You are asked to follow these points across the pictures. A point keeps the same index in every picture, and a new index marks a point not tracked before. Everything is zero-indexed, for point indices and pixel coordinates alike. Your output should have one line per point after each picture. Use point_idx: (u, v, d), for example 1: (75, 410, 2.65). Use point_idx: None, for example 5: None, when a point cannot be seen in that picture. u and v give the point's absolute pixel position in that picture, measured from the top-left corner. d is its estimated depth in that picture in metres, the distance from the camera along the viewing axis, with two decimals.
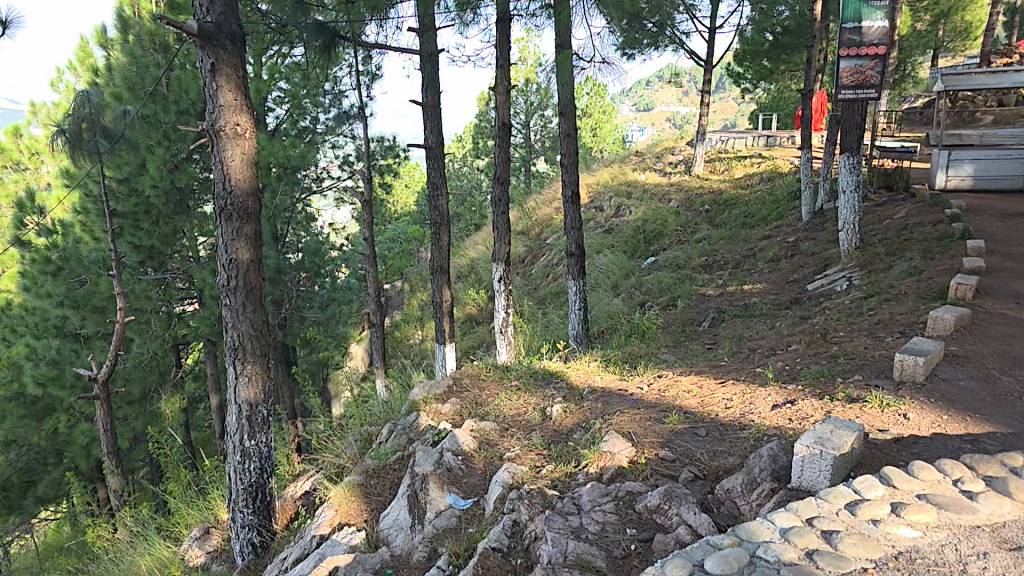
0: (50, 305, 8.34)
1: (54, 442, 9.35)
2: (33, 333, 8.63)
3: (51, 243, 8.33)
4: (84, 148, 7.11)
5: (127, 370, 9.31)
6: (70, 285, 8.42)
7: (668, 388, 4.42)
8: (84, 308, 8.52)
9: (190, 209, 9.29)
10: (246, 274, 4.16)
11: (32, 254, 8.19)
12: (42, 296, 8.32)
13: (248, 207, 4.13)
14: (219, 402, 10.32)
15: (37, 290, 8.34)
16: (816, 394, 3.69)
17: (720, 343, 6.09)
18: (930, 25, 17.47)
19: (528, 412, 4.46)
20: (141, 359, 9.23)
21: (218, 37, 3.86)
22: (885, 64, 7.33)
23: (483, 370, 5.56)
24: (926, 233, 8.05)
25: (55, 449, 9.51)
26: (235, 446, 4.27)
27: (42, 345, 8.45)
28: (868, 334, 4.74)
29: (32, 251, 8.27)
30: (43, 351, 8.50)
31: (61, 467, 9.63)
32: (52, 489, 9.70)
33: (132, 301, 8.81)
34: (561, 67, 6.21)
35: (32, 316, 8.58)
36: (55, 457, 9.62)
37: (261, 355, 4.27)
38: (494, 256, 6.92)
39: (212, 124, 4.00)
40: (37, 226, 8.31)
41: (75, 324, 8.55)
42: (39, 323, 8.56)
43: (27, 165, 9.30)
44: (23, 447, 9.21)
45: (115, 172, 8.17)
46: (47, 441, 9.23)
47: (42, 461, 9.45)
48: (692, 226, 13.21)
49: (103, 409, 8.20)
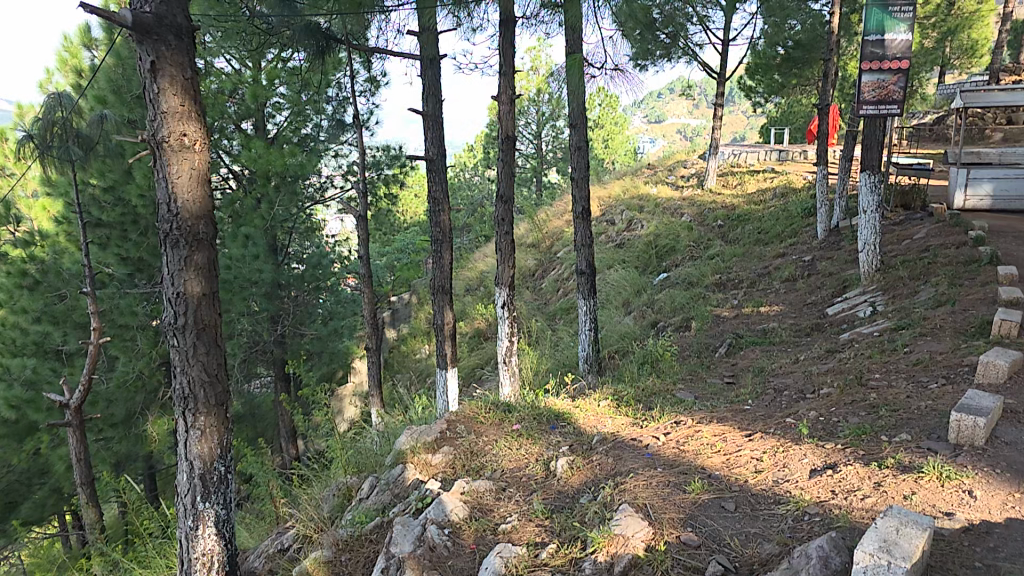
0: (28, 321, 8.17)
1: (36, 463, 8.90)
2: (9, 350, 8.25)
3: (28, 256, 8.18)
4: (57, 156, 6.79)
5: (111, 391, 8.79)
6: (49, 300, 8.28)
7: (687, 441, 3.94)
8: (64, 323, 8.38)
9: None
10: (196, 311, 3.81)
11: (7, 267, 8.04)
12: (18, 313, 8.14)
13: (198, 232, 3.78)
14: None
15: (11, 305, 8.14)
16: (861, 458, 3.20)
17: (740, 378, 5.60)
18: (937, 42, 16.97)
19: (529, 467, 4.04)
20: (127, 378, 8.81)
21: (159, 31, 3.47)
22: (908, 79, 6.90)
23: (483, 409, 5.09)
24: (951, 255, 7.53)
25: (40, 470, 9.07)
26: (187, 508, 3.97)
27: (17, 363, 8.07)
28: (907, 378, 4.23)
29: (7, 263, 8.10)
30: (16, 371, 8.11)
31: (47, 488, 9.01)
32: (36, 514, 8.95)
33: (117, 318, 8.56)
34: (572, 72, 5.72)
35: (9, 331, 8.23)
36: (40, 478, 9.02)
37: (216, 404, 3.94)
38: (496, 280, 6.39)
39: (153, 134, 3.63)
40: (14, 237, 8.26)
41: (56, 340, 8.34)
42: (14, 339, 8.19)
43: (14, 171, 8.56)
44: (4, 468, 8.62)
45: (99, 180, 8.16)
46: (27, 463, 8.75)
47: (27, 482, 8.85)
48: (705, 241, 12.71)
49: (76, 436, 7.80)
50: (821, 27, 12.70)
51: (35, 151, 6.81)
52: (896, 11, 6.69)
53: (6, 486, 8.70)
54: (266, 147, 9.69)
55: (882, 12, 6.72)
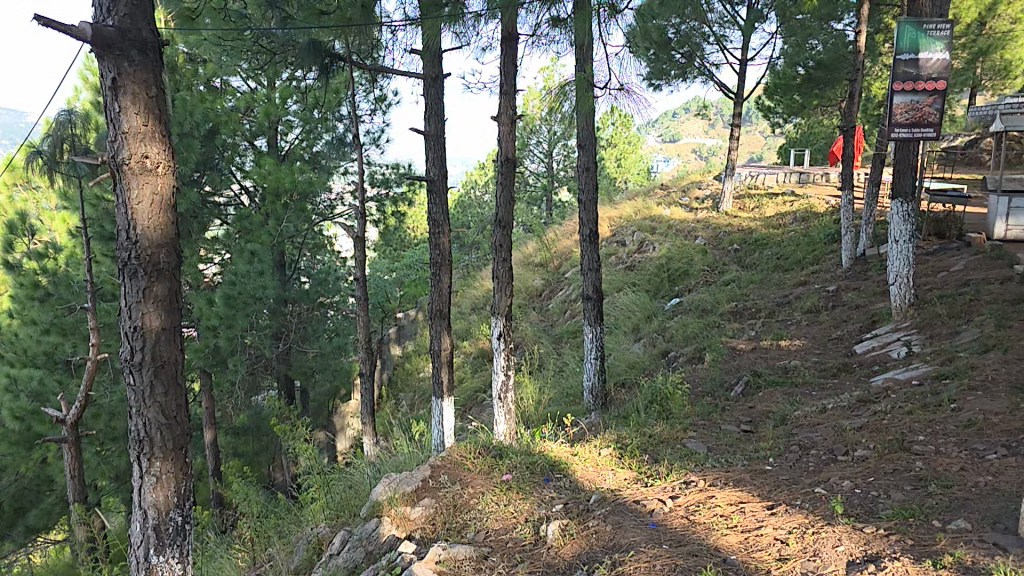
0: (36, 332, 7.85)
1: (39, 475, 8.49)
2: (19, 361, 7.93)
3: (41, 268, 7.80)
4: (64, 170, 6.64)
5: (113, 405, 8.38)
6: (59, 312, 7.94)
7: (700, 508, 3.40)
8: (73, 334, 8.05)
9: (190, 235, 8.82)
10: (154, 347, 3.34)
11: (19, 278, 7.71)
12: (28, 323, 7.86)
13: (159, 262, 3.33)
14: (214, 440, 9.73)
15: (22, 315, 7.86)
16: (910, 550, 2.66)
17: (759, 427, 5.03)
18: (967, 63, 16.34)
19: (517, 528, 3.53)
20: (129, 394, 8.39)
21: (122, 45, 3.07)
22: (945, 101, 6.38)
23: (472, 453, 4.56)
24: (994, 292, 6.93)
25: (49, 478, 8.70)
26: (140, 561, 3.48)
27: (23, 375, 7.69)
28: (959, 446, 3.68)
29: (19, 275, 7.75)
30: (23, 382, 7.73)
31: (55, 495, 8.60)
32: (43, 521, 8.56)
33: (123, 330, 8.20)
34: (582, 96, 5.29)
35: (19, 343, 7.93)
36: (49, 484, 8.67)
37: (174, 448, 3.46)
38: (492, 309, 5.85)
39: (113, 156, 3.21)
40: (29, 249, 7.83)
41: (66, 352, 8.01)
42: (27, 348, 7.91)
43: (39, 183, 8.18)
44: (13, 476, 8.20)
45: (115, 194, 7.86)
46: (33, 472, 8.33)
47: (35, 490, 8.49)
48: (720, 266, 12.15)
49: (71, 453, 7.32)
50: (844, 48, 12.26)
51: (45, 165, 6.66)
52: (931, 28, 6.25)
53: (15, 492, 8.36)
54: (277, 163, 9.28)
55: (916, 30, 6.28)
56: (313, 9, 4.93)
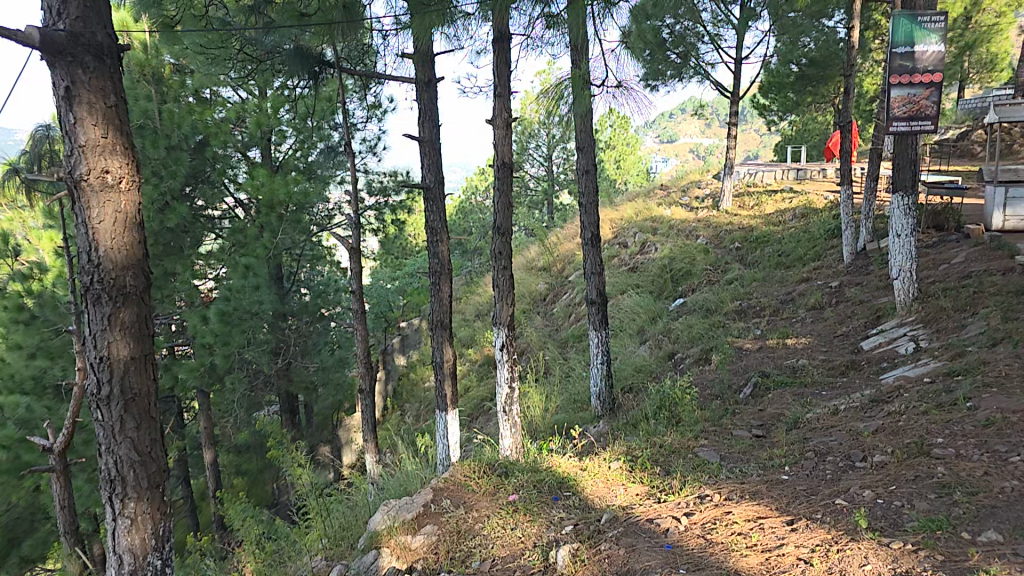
0: (22, 358, 7.59)
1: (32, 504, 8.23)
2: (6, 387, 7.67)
3: (25, 290, 7.61)
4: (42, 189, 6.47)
5: None
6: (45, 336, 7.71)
7: (716, 526, 3.22)
8: (61, 357, 7.82)
9: (184, 252, 8.61)
10: (123, 379, 3.16)
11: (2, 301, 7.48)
12: (12, 349, 7.56)
13: (125, 286, 3.16)
14: (213, 460, 9.56)
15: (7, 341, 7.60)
16: (944, 568, 2.47)
17: (772, 432, 4.84)
18: (955, 57, 16.21)
19: (525, 555, 3.33)
20: None
21: (74, 51, 2.91)
22: (942, 93, 6.23)
23: (476, 472, 4.37)
24: (1005, 281, 6.75)
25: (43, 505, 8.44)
26: None
27: (8, 403, 7.38)
28: (983, 448, 3.49)
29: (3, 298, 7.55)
30: (10, 410, 7.44)
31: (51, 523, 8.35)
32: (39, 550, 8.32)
33: None
34: (580, 96, 5.11)
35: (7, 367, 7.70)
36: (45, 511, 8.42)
37: (149, 487, 3.27)
38: (493, 319, 5.66)
39: (70, 172, 3.04)
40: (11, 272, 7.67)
41: (55, 376, 7.78)
42: (14, 374, 7.64)
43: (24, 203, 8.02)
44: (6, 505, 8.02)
45: None
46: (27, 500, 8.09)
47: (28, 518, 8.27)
48: (723, 265, 11.98)
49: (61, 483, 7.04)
50: (835, 44, 12.23)
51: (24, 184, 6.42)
52: (926, 20, 6.06)
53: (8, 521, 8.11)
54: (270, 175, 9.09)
55: (911, 22, 6.10)
56: (292, 12, 4.80)
